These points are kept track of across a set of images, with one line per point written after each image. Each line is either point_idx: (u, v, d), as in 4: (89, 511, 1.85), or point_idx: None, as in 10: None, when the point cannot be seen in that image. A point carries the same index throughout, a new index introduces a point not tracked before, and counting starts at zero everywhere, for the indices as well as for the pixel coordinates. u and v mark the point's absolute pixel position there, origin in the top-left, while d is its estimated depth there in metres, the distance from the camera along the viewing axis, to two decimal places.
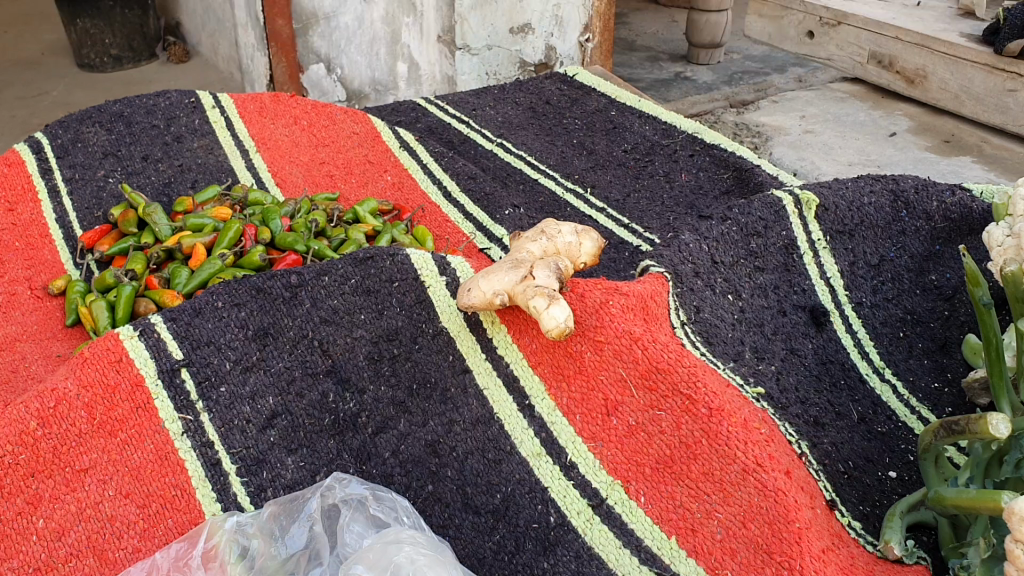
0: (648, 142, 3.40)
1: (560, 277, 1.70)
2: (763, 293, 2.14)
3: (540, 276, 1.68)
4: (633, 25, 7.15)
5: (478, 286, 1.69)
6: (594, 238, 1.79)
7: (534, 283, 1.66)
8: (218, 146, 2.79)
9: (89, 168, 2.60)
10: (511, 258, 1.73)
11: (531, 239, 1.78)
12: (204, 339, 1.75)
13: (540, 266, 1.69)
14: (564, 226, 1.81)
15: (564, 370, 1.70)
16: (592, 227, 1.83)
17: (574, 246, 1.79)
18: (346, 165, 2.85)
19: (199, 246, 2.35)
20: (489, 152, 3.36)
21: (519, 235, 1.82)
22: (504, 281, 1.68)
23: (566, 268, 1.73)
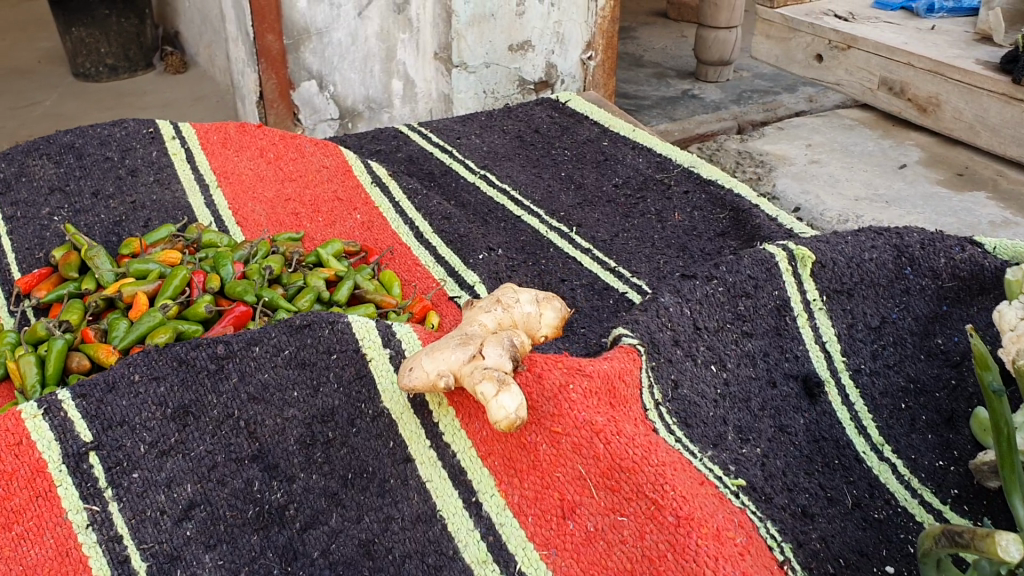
0: (640, 176, 3.20)
1: (514, 355, 1.50)
2: (751, 362, 1.94)
3: (491, 355, 1.48)
4: (641, 40, 6.95)
5: (421, 365, 1.50)
6: (556, 308, 1.60)
7: (483, 364, 1.46)
8: (176, 180, 2.61)
9: (34, 205, 2.43)
10: (461, 332, 1.54)
11: (484, 309, 1.58)
12: (117, 418, 1.57)
13: (491, 343, 1.50)
14: (523, 293, 1.62)
15: (517, 463, 1.51)
16: (554, 294, 1.64)
17: (534, 316, 1.60)
18: (312, 202, 2.66)
19: (141, 294, 2.17)
20: (471, 184, 3.17)
21: (473, 302, 1.63)
22: (449, 360, 1.48)
23: (522, 344, 1.54)
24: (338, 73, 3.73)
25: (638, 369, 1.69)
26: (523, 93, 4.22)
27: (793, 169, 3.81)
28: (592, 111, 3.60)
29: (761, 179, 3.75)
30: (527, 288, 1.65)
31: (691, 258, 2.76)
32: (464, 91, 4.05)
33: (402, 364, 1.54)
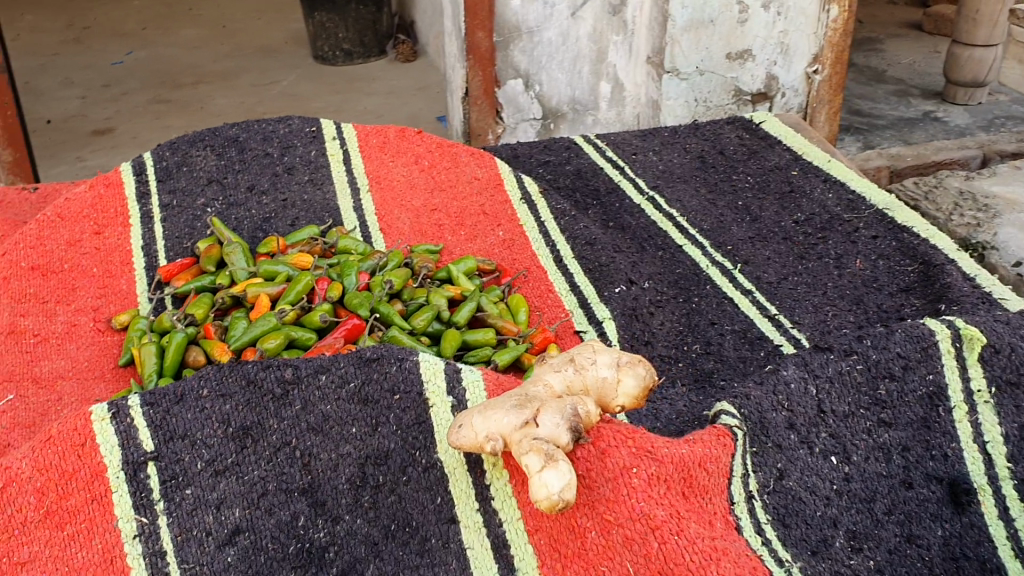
0: (827, 214, 2.88)
1: (574, 426, 1.35)
2: (885, 455, 1.66)
3: (546, 424, 1.33)
4: (887, 46, 6.34)
5: (470, 423, 1.37)
6: (636, 375, 1.43)
7: (535, 433, 1.32)
8: (329, 180, 2.61)
9: (190, 195, 2.51)
10: (523, 392, 1.40)
11: (554, 369, 1.44)
12: (180, 431, 1.55)
13: (549, 409, 1.35)
14: (602, 355, 1.46)
15: (566, 546, 1.35)
16: (639, 359, 1.47)
17: (609, 383, 1.43)
18: (457, 214, 2.62)
19: (264, 296, 2.18)
20: (637, 206, 2.98)
21: (549, 359, 1.48)
22: (501, 423, 1.34)
23: (587, 413, 1.37)
24: (546, 73, 3.61)
25: (729, 455, 1.45)
26: (739, 104, 3.66)
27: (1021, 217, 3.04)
28: (787, 135, 3.30)
29: (982, 225, 3.01)
30: (609, 349, 1.48)
31: (863, 315, 2.46)
32: (674, 99, 3.60)
33: (455, 418, 1.42)
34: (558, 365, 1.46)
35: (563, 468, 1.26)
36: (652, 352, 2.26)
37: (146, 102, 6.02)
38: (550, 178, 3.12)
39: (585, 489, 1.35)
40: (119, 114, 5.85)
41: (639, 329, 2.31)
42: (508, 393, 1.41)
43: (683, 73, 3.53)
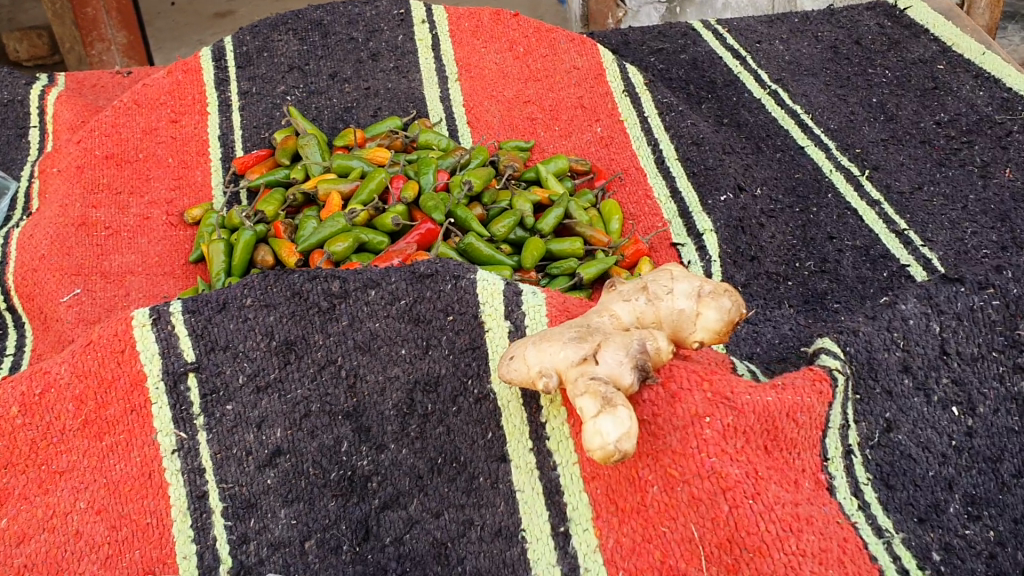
0: (975, 115, 2.53)
1: (639, 364, 1.16)
2: (1019, 408, 1.41)
3: (607, 361, 1.16)
4: None
5: (523, 355, 1.20)
6: (719, 308, 1.23)
7: (592, 372, 1.14)
8: (416, 69, 2.48)
9: (270, 82, 2.40)
10: (585, 323, 1.23)
11: (624, 298, 1.25)
12: (222, 342, 1.44)
13: (612, 345, 1.17)
14: (680, 283, 1.26)
15: (624, 499, 1.18)
16: (725, 287, 1.26)
17: (686, 316, 1.24)
18: (552, 108, 2.43)
19: (335, 194, 2.05)
20: (756, 102, 2.67)
21: (618, 283, 1.30)
22: (555, 357, 1.18)
23: (656, 351, 1.19)
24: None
25: (824, 404, 1.24)
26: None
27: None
28: (935, 23, 2.92)
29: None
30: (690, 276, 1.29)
31: (1009, 233, 2.15)
32: None
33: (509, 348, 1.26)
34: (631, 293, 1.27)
35: (620, 415, 1.08)
36: (757, 267, 2.03)
37: None
38: (661, 68, 2.84)
39: (648, 437, 1.16)
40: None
41: (745, 243, 2.07)
42: (569, 323, 1.24)
43: None
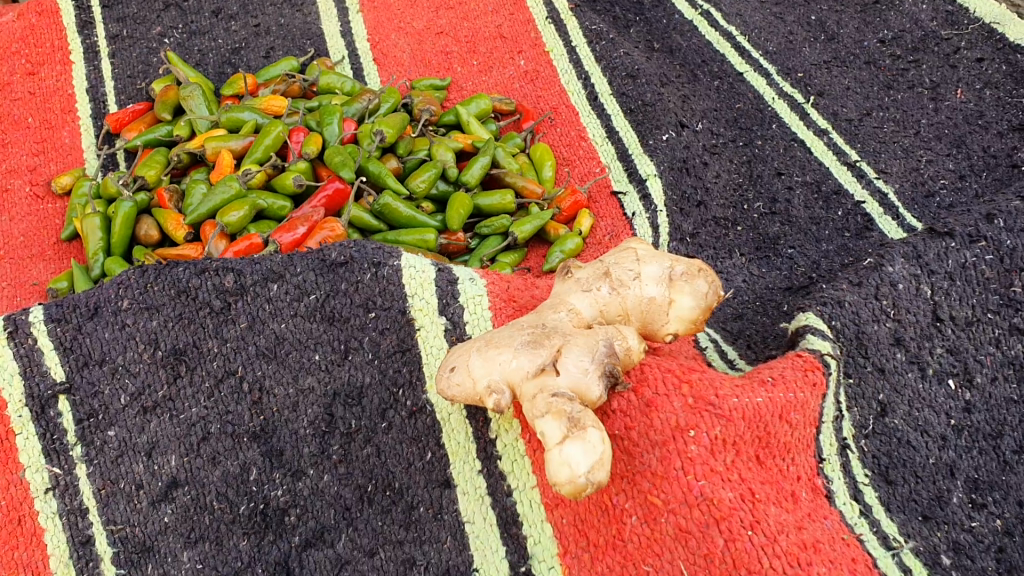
0: (920, 30, 2.34)
1: (608, 371, 0.97)
2: (1017, 374, 1.25)
3: (569, 370, 0.96)
4: None
5: (466, 365, 0.99)
6: (695, 295, 1.05)
7: (553, 386, 0.95)
8: (311, 3, 2.21)
9: (143, 23, 2.11)
10: (539, 320, 1.03)
11: (584, 288, 1.06)
12: (97, 355, 1.18)
13: (574, 350, 0.97)
14: (648, 265, 1.08)
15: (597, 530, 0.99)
16: (700, 267, 1.08)
17: (656, 305, 1.05)
18: (468, 39, 2.17)
19: (226, 152, 1.77)
20: (687, 24, 2.43)
21: (572, 268, 1.11)
22: (506, 368, 0.97)
23: (624, 354, 1.00)
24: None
25: (818, 398, 1.06)
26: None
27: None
28: None
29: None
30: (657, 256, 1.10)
31: (966, 161, 1.99)
32: None
33: (446, 353, 1.04)
34: (589, 279, 1.08)
35: (591, 440, 0.89)
36: (704, 214, 1.84)
37: None
38: None
39: (623, 456, 0.99)
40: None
41: (690, 186, 1.87)
42: (519, 321, 1.03)
43: None
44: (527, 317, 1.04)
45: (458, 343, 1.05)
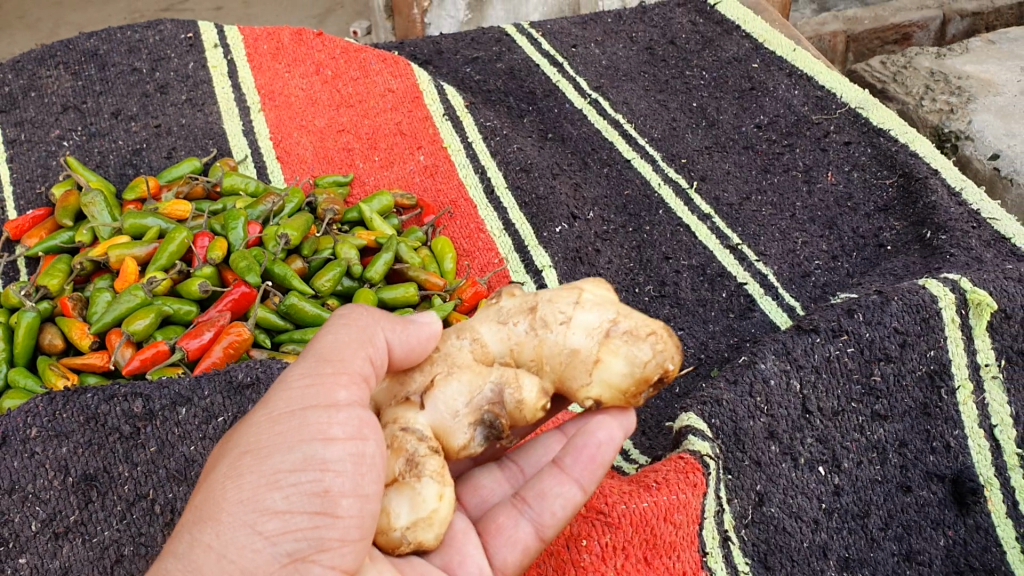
0: (793, 115, 2.46)
1: (483, 417, 1.05)
2: (879, 456, 1.39)
3: (434, 407, 1.05)
4: None
5: None
6: (624, 359, 1.08)
7: (409, 420, 1.04)
8: (212, 101, 2.25)
9: (41, 126, 2.15)
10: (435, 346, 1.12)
11: (496, 323, 1.14)
12: (6, 484, 1.21)
13: (448, 383, 1.06)
14: (583, 314, 1.12)
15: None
16: (645, 329, 1.10)
17: (577, 359, 1.10)
18: (370, 136, 2.24)
19: (130, 258, 1.81)
20: (578, 112, 2.51)
21: (511, 295, 1.18)
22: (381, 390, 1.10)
23: (509, 399, 1.06)
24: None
25: (700, 497, 1.16)
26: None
27: (1000, 101, 2.48)
28: (745, 18, 2.79)
29: (957, 110, 2.46)
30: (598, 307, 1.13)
31: (837, 242, 2.10)
32: None
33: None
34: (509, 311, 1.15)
35: (421, 494, 0.98)
36: None
37: None
38: (477, 79, 2.58)
39: None
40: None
41: (584, 274, 1.97)
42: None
43: None
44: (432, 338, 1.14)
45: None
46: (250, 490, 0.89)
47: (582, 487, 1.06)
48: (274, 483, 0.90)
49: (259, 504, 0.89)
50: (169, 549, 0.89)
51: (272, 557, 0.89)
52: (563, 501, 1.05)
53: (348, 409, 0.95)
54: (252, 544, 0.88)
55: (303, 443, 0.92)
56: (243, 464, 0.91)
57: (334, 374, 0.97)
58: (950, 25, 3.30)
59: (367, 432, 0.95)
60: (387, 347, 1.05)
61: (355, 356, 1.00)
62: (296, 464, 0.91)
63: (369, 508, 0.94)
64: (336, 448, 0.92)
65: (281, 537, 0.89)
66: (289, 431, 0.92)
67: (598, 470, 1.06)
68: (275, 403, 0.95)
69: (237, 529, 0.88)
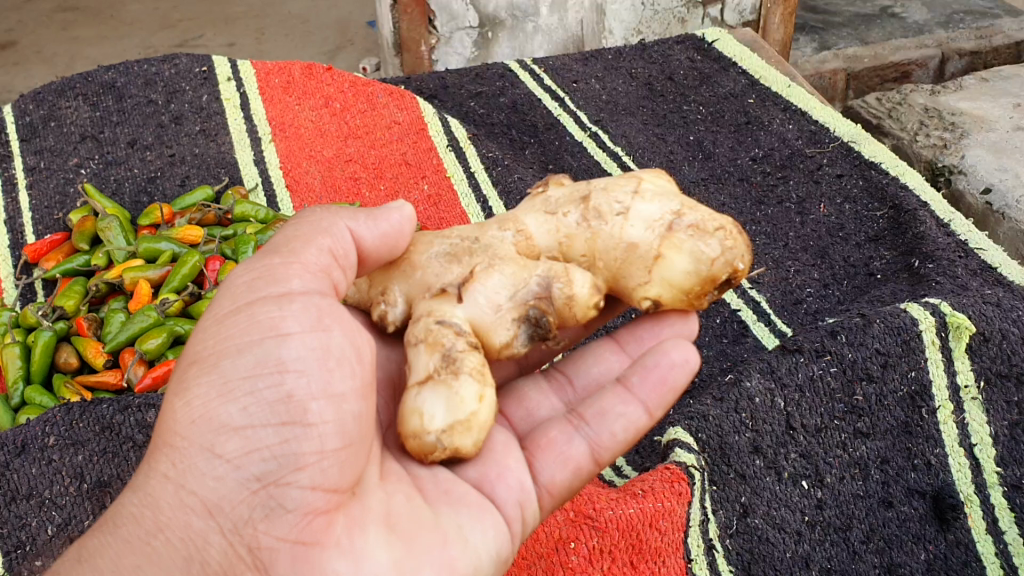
0: (787, 149, 2.44)
1: (527, 313, 1.13)
2: (862, 472, 1.45)
3: (473, 304, 1.14)
4: None
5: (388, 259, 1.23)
6: (687, 255, 1.16)
7: (444, 314, 1.12)
8: (225, 131, 2.32)
9: (60, 154, 2.24)
10: (483, 237, 1.23)
11: (545, 218, 1.24)
12: (25, 490, 1.31)
13: (485, 281, 1.15)
14: (643, 207, 1.21)
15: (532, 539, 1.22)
16: (713, 225, 1.18)
17: (638, 254, 1.19)
18: (376, 165, 2.30)
19: (144, 282, 1.88)
20: (577, 145, 2.52)
21: (558, 189, 1.29)
22: (418, 282, 1.18)
23: (558, 295, 1.14)
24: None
25: (685, 506, 1.24)
26: (688, 8, 3.05)
27: (992, 136, 2.55)
28: (743, 56, 2.79)
29: (950, 145, 2.53)
30: (657, 198, 1.22)
31: (828, 271, 2.09)
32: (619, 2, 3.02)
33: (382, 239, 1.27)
34: (560, 204, 1.26)
35: (455, 390, 1.03)
36: None
37: None
38: (481, 113, 2.63)
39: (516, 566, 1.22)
40: (23, 24, 4.48)
41: None
42: (469, 231, 1.24)
43: None
44: (481, 229, 1.25)
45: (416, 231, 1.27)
46: (205, 405, 0.97)
47: (647, 410, 1.15)
48: (230, 394, 0.97)
49: (216, 420, 0.97)
50: (139, 482, 1.00)
51: (241, 482, 0.96)
52: (625, 423, 1.14)
53: (303, 297, 1.03)
54: (216, 471, 0.96)
55: (260, 347, 0.99)
56: (196, 375, 0.99)
57: (288, 266, 1.06)
58: (949, 63, 3.40)
59: (327, 323, 1.02)
60: (352, 238, 1.13)
61: (315, 257, 1.08)
62: (250, 371, 0.98)
63: (343, 410, 0.99)
64: (292, 347, 0.99)
65: (247, 457, 0.96)
66: (244, 334, 1.00)
67: (667, 393, 1.15)
68: (235, 300, 1.04)
69: (197, 454, 0.97)
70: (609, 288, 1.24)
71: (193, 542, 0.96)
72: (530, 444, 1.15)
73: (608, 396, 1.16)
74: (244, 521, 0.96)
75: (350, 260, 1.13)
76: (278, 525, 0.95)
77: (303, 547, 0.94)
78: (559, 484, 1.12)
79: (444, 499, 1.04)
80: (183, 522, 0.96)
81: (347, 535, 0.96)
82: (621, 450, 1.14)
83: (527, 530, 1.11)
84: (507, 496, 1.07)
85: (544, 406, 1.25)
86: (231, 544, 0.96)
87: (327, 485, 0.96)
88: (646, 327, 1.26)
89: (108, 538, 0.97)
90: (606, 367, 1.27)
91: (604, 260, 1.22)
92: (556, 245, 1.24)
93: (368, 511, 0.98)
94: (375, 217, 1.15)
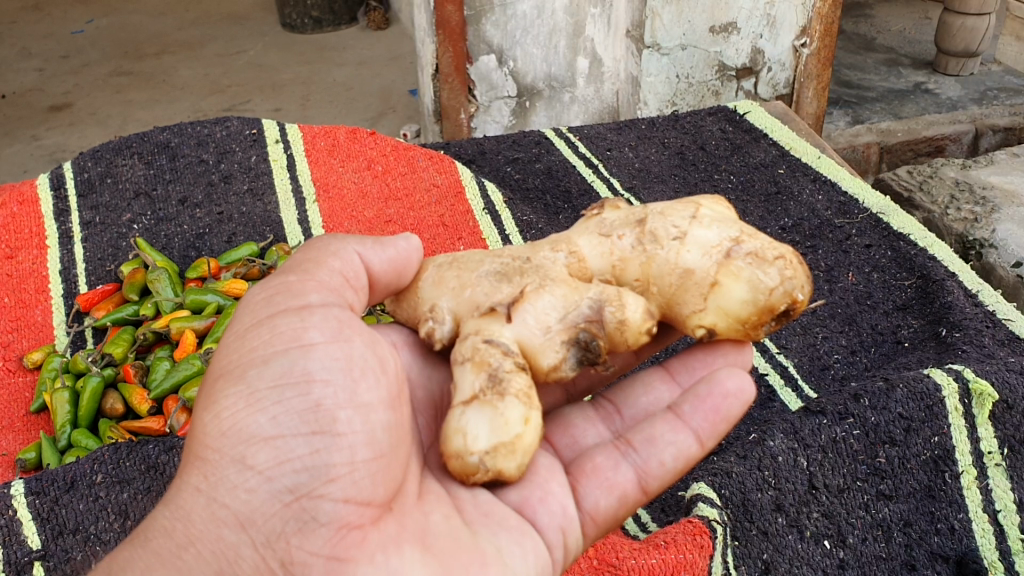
0: (817, 219, 2.46)
1: (576, 336, 1.17)
2: (885, 534, 1.47)
3: (521, 325, 1.18)
4: None
5: (436, 279, 1.28)
6: (746, 285, 1.21)
7: (493, 334, 1.16)
8: (271, 191, 2.41)
9: (114, 210, 2.34)
10: (536, 257, 1.28)
11: (596, 240, 1.30)
12: (72, 525, 1.40)
13: (534, 302, 1.19)
14: (701, 234, 1.27)
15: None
16: (772, 254, 1.23)
17: (694, 280, 1.24)
18: (414, 227, 2.37)
19: (189, 331, 1.98)
20: None
21: (608, 215, 1.35)
22: (464, 301, 1.24)
23: (608, 322, 1.18)
24: (520, 47, 3.02)
25: (707, 558, 1.29)
26: (722, 80, 3.01)
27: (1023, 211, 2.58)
28: (773, 127, 2.86)
29: (980, 219, 2.56)
30: (715, 225, 1.28)
31: (856, 337, 2.10)
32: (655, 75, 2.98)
33: (429, 261, 1.34)
34: (615, 227, 1.31)
35: (498, 410, 1.07)
36: None
37: (104, 57, 5.00)
38: (517, 178, 2.71)
39: None
40: (80, 87, 4.67)
41: None
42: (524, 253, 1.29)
43: (665, 49, 2.90)
44: (534, 250, 1.30)
45: (465, 253, 1.33)
46: (233, 416, 1.06)
47: (698, 438, 1.18)
48: (257, 404, 1.06)
49: (242, 428, 1.05)
50: (171, 492, 1.08)
51: (273, 494, 1.04)
52: (675, 450, 1.17)
53: (321, 309, 1.13)
54: (248, 483, 1.04)
55: (285, 358, 1.08)
56: (223, 384, 1.09)
57: (305, 282, 1.16)
58: (982, 139, 3.43)
59: (348, 333, 1.11)
60: (361, 262, 1.24)
61: (333, 278, 1.19)
62: (278, 383, 1.07)
63: (370, 421, 1.07)
64: (316, 358, 1.08)
65: (279, 469, 1.04)
66: (268, 346, 1.10)
67: (720, 423, 1.18)
68: (255, 315, 1.14)
69: (229, 466, 1.05)
70: (664, 315, 1.29)
71: (226, 555, 1.03)
72: (575, 470, 1.19)
73: (659, 424, 1.19)
74: (277, 534, 1.03)
75: (361, 281, 1.23)
76: (312, 539, 1.02)
77: (337, 561, 1.00)
78: (603, 511, 1.16)
79: (483, 521, 1.08)
80: (215, 535, 1.03)
81: (381, 551, 1.00)
82: (669, 478, 1.18)
83: (570, 557, 1.15)
84: (549, 521, 1.12)
85: (590, 434, 1.28)
86: (262, 558, 1.02)
87: (359, 498, 1.03)
88: (696, 357, 1.31)
89: (137, 552, 1.03)
90: (655, 398, 1.31)
91: (658, 285, 1.27)
92: (609, 267, 1.29)
93: (402, 530, 1.04)
94: (383, 244, 1.27)
